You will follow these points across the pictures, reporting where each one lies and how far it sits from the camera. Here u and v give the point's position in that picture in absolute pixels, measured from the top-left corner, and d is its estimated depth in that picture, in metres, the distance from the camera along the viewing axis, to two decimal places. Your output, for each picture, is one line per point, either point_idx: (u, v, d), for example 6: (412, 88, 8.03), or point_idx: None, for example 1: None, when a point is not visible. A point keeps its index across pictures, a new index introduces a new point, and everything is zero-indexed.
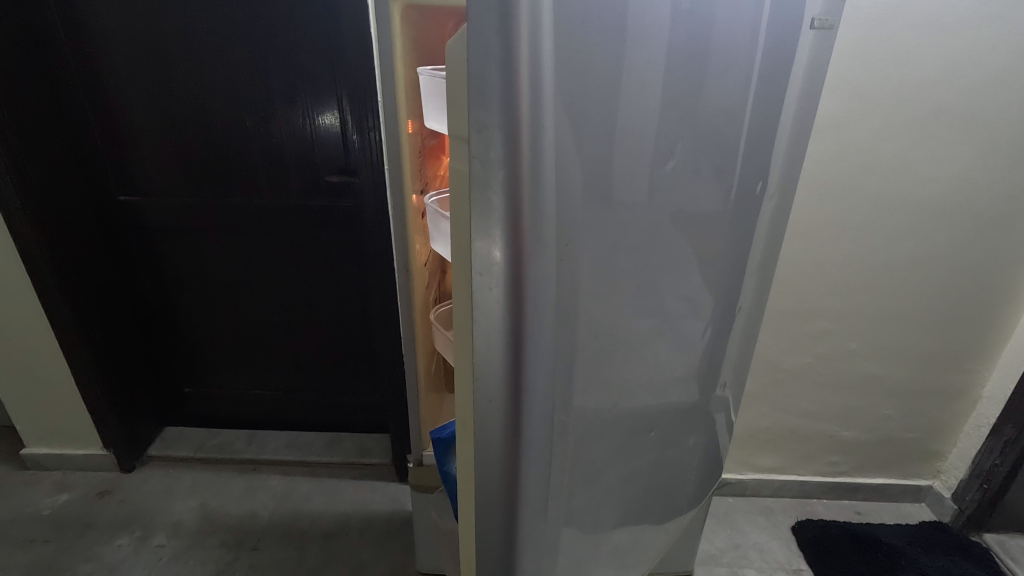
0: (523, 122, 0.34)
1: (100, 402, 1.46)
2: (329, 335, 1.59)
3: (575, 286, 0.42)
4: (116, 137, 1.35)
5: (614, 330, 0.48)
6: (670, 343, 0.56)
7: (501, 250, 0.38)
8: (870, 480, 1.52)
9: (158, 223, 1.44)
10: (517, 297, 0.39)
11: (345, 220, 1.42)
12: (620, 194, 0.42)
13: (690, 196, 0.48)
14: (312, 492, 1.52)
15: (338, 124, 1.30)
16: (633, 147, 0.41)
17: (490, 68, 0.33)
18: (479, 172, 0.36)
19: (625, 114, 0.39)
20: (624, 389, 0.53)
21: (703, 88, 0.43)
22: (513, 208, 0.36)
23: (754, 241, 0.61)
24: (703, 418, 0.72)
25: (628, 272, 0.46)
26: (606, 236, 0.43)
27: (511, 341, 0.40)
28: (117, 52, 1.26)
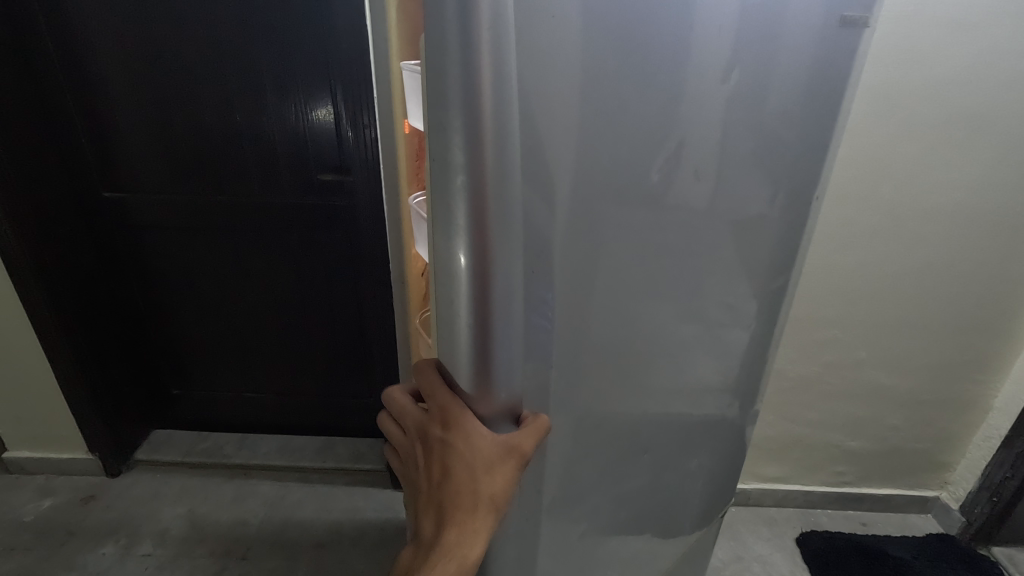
0: (487, 123, 0.30)
1: (85, 405, 1.41)
2: (322, 338, 1.54)
3: (553, 299, 0.39)
4: (101, 132, 1.29)
5: (601, 344, 0.44)
6: (675, 361, 0.52)
7: (467, 263, 0.34)
8: (875, 491, 1.48)
9: (146, 220, 1.39)
10: (486, 313, 0.35)
11: (338, 220, 1.36)
12: (608, 200, 0.38)
13: (703, 202, 0.43)
14: (303, 499, 1.48)
15: (332, 119, 1.25)
16: (627, 151, 0.37)
17: (447, 60, 0.29)
18: (444, 177, 0.32)
19: (618, 114, 0.35)
20: (633, 402, 0.51)
21: (725, 87, 0.38)
22: (477, 219, 0.32)
23: (785, 255, 0.55)
24: (712, 438, 0.68)
25: (621, 284, 0.43)
26: (591, 243, 0.39)
27: (478, 359, 0.37)
28: (100, 40, 1.20)
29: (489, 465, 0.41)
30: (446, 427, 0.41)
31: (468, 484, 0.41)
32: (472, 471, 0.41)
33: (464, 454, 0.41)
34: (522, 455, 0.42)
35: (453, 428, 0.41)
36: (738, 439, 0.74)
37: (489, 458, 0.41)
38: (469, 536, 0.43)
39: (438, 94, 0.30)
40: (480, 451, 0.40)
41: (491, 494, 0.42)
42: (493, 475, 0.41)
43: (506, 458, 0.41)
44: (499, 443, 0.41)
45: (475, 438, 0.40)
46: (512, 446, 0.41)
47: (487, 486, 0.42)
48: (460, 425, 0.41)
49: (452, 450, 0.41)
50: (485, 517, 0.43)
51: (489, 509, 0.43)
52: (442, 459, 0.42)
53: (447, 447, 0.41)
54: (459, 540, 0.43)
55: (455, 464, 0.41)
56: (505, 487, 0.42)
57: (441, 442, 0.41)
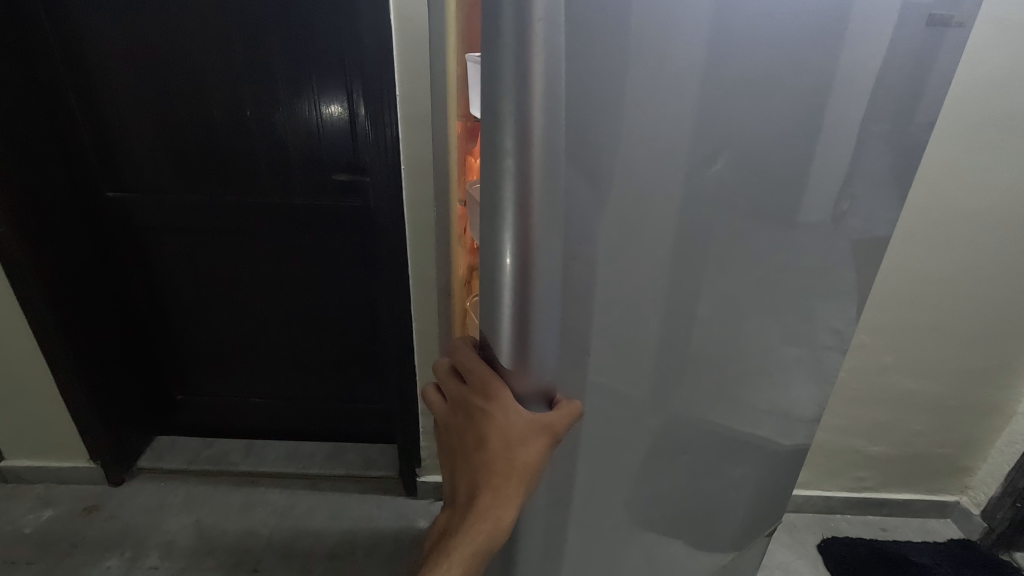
0: (538, 112, 0.34)
1: (86, 412, 1.36)
2: (332, 341, 1.50)
3: (590, 278, 0.43)
4: (103, 129, 1.24)
5: (635, 328, 0.48)
6: (709, 354, 0.54)
7: (510, 242, 0.38)
8: (896, 496, 1.47)
9: (150, 221, 1.34)
10: (527, 287, 0.39)
11: (351, 221, 1.32)
12: (648, 191, 0.42)
13: (739, 197, 0.45)
14: (314, 508, 1.44)
15: (347, 115, 1.20)
16: (666, 147, 0.41)
17: (504, 65, 0.33)
18: (492, 161, 0.36)
19: (657, 111, 0.39)
20: (728, 406, 0.59)
21: (764, 88, 0.41)
22: (523, 200, 0.36)
23: (834, 261, 0.55)
24: (761, 450, 0.67)
25: (657, 272, 0.46)
26: (629, 231, 0.43)
27: (516, 329, 0.41)
28: (104, 34, 1.15)
29: (524, 438, 0.43)
30: (485, 400, 0.44)
31: (501, 457, 0.44)
32: (508, 443, 0.43)
33: (501, 428, 0.43)
34: (555, 429, 0.45)
35: (491, 401, 0.44)
36: (790, 456, 0.71)
37: (524, 433, 0.43)
38: (499, 506, 0.45)
39: (491, 96, 0.34)
40: (516, 424, 0.43)
41: (525, 467, 0.44)
42: (527, 450, 0.44)
43: (540, 432, 0.44)
44: (535, 418, 0.44)
45: (512, 411, 0.43)
46: (546, 421, 0.44)
47: (520, 460, 0.44)
48: (498, 398, 0.44)
49: (489, 423, 0.44)
50: (518, 487, 0.45)
51: (520, 484, 0.45)
52: (480, 431, 0.44)
53: (486, 420, 0.44)
54: (492, 510, 0.45)
55: (491, 436, 0.44)
56: (538, 461, 0.45)
57: (480, 414, 0.44)
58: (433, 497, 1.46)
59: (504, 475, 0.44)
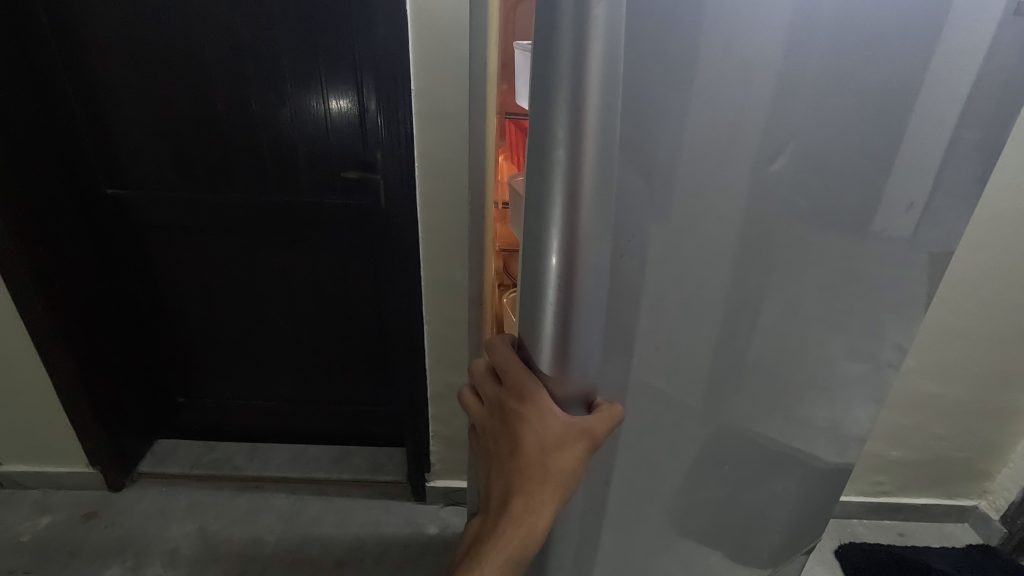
0: (594, 98, 0.31)
1: (84, 416, 1.32)
2: (338, 342, 1.46)
3: (634, 282, 0.39)
4: (101, 122, 1.19)
5: (681, 337, 0.44)
6: (758, 368, 0.49)
7: (558, 242, 0.35)
8: (914, 500, 1.44)
9: (150, 219, 1.29)
10: (575, 289, 0.36)
11: (360, 219, 1.27)
12: (706, 190, 0.38)
13: (806, 199, 0.41)
14: (321, 514, 1.40)
15: (355, 108, 1.16)
16: (731, 144, 0.36)
17: (559, 45, 0.30)
18: (542, 152, 0.33)
19: (724, 101, 0.35)
20: (781, 420, 0.55)
21: (841, 77, 0.36)
22: (571, 196, 0.33)
23: (908, 275, 0.51)
24: (805, 464, 0.63)
25: (707, 280, 0.42)
26: (678, 232, 0.39)
27: (560, 336, 0.38)
28: (102, 24, 1.09)
29: (560, 443, 0.40)
30: (521, 401, 0.41)
31: (536, 461, 0.41)
32: (543, 448, 0.41)
33: (536, 431, 0.41)
34: (594, 433, 0.41)
35: (527, 404, 0.41)
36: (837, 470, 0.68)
37: (560, 438, 0.40)
38: (533, 512, 0.42)
39: (543, 81, 0.31)
40: (552, 428, 0.40)
41: (561, 472, 0.41)
42: (563, 455, 0.41)
43: (578, 436, 0.41)
44: (572, 421, 0.40)
45: (549, 414, 0.40)
46: (584, 424, 0.41)
47: (555, 465, 0.41)
48: (535, 401, 0.41)
49: (524, 426, 0.41)
50: (554, 493, 0.42)
51: (556, 488, 0.42)
52: (515, 433, 0.41)
53: (520, 422, 0.41)
54: (525, 516, 0.42)
55: (525, 439, 0.41)
56: (575, 466, 0.42)
57: (513, 416, 0.41)
58: (443, 502, 1.43)
59: (539, 480, 0.42)
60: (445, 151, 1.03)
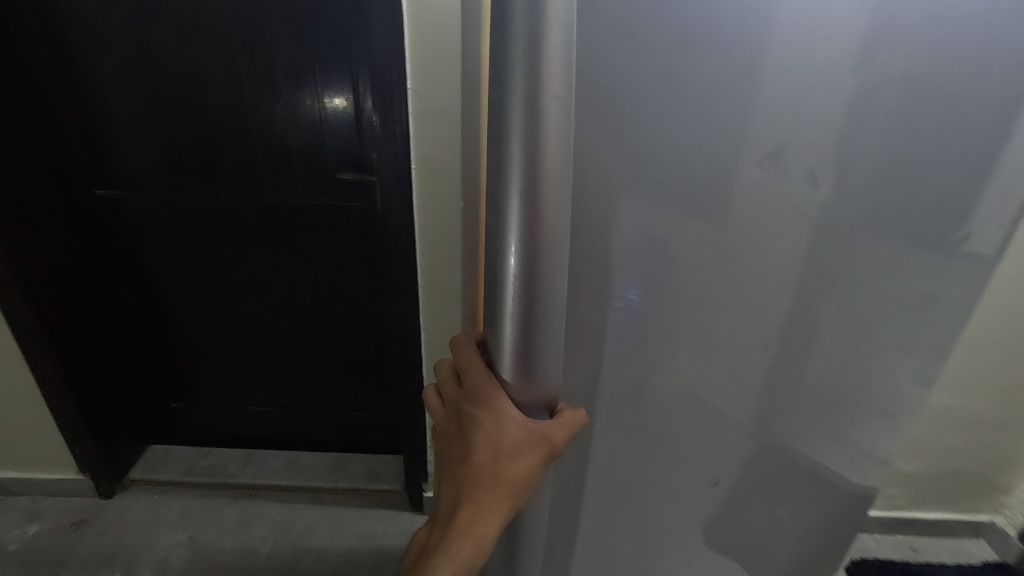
0: (555, 100, 0.28)
1: (74, 423, 1.29)
2: (335, 347, 1.42)
3: (599, 291, 0.38)
4: (92, 122, 1.16)
5: (647, 350, 0.41)
6: (745, 393, 0.45)
7: (516, 241, 0.31)
8: (928, 515, 1.39)
9: (142, 220, 1.25)
10: (536, 305, 0.33)
11: (357, 223, 1.23)
12: (671, 197, 0.36)
13: (792, 208, 0.38)
14: (316, 524, 1.36)
15: (352, 108, 1.12)
16: (682, 148, 0.35)
17: (515, 25, 0.28)
18: (501, 160, 0.30)
19: (681, 104, 0.34)
20: (811, 447, 0.51)
21: (808, 80, 0.34)
22: (531, 191, 0.30)
23: (939, 294, 0.46)
24: (833, 496, 0.57)
25: (666, 293, 0.39)
26: (699, 240, 0.38)
27: (519, 349, 0.34)
28: (91, 20, 1.06)
29: (515, 450, 0.36)
30: (476, 405, 0.37)
31: (487, 470, 0.37)
32: (496, 454, 0.36)
33: (490, 437, 0.36)
34: (553, 441, 0.37)
35: (483, 408, 0.37)
36: (866, 505, 0.62)
37: (514, 444, 0.36)
38: (482, 526, 0.38)
39: (498, 70, 0.29)
40: (506, 434, 0.36)
41: (513, 483, 0.37)
42: (518, 464, 0.36)
43: (535, 443, 0.37)
44: (530, 427, 0.36)
45: (504, 419, 0.36)
46: (542, 430, 0.37)
47: (508, 475, 0.37)
48: (491, 405, 0.37)
49: (477, 432, 0.37)
50: (504, 505, 0.38)
51: (507, 500, 0.38)
52: (468, 438, 0.37)
53: (474, 427, 0.37)
54: (472, 531, 0.38)
55: (477, 445, 0.37)
56: (531, 477, 0.37)
57: (468, 420, 0.37)
58: None
59: (488, 490, 0.37)
60: (442, 153, 0.99)
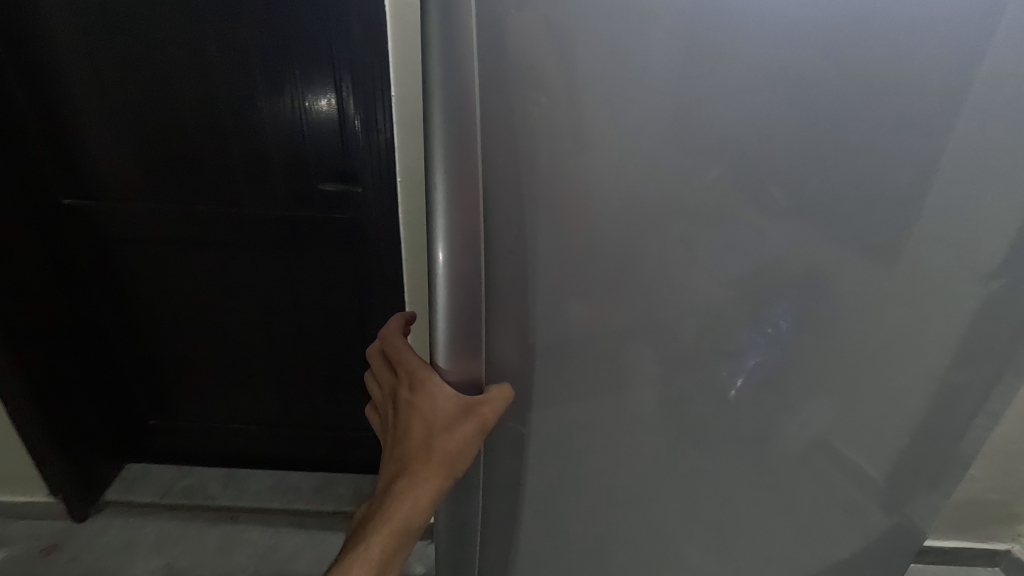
0: (472, 106, 0.37)
1: (41, 445, 1.22)
2: (321, 363, 1.35)
3: (524, 288, 0.41)
4: (58, 128, 1.08)
5: (799, 370, 0.46)
6: (878, 418, 0.49)
7: (442, 235, 0.40)
8: (941, 543, 1.33)
9: (114, 232, 1.18)
10: (464, 273, 0.40)
11: (341, 235, 1.15)
12: (810, 224, 0.40)
13: (870, 231, 0.41)
14: (299, 549, 1.30)
15: (335, 110, 1.03)
16: (851, 159, 0.38)
17: (434, 61, 0.36)
18: (429, 164, 0.39)
19: (869, 157, 0.38)
20: (857, 476, 0.53)
21: (945, 89, 0.37)
22: (458, 192, 0.39)
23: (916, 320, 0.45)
24: (843, 528, 0.57)
25: (816, 310, 0.44)
26: (871, 277, 0.43)
27: (452, 313, 0.42)
28: (55, 20, 0.99)
29: (448, 423, 0.44)
30: (414, 389, 0.45)
31: (425, 442, 0.44)
32: (432, 428, 0.44)
33: (427, 412, 0.44)
34: (486, 414, 0.43)
35: (421, 385, 0.44)
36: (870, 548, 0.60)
37: (447, 417, 0.44)
38: (421, 489, 0.45)
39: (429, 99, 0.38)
40: (440, 409, 0.44)
41: (447, 453, 0.44)
42: (451, 437, 0.44)
43: (467, 416, 0.43)
44: (461, 401, 0.43)
45: (437, 398, 0.44)
46: (474, 405, 0.43)
47: (443, 446, 0.44)
48: (427, 383, 0.44)
49: (418, 406, 0.45)
50: (439, 473, 0.45)
51: (443, 468, 0.45)
52: (408, 415, 0.45)
53: (412, 406, 0.45)
54: (411, 493, 0.46)
55: (416, 421, 0.45)
56: (466, 447, 0.44)
57: (408, 402, 0.45)
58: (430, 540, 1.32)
59: (425, 460, 0.45)
60: None
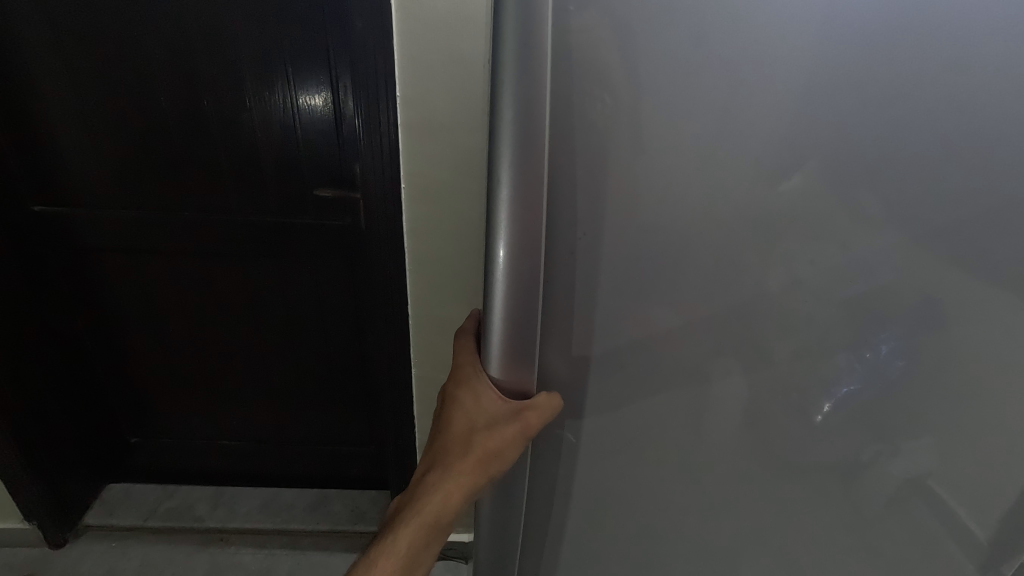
0: (544, 89, 0.32)
1: (15, 469, 1.13)
2: (316, 375, 1.28)
3: (587, 294, 0.38)
4: (27, 127, 1.00)
5: (877, 399, 0.43)
6: (948, 447, 0.46)
7: (504, 234, 0.35)
8: None
9: (89, 239, 1.10)
10: (524, 278, 0.35)
11: (336, 242, 1.09)
12: (897, 239, 0.38)
13: (957, 253, 0.38)
14: (295, 571, 1.24)
15: (330, 106, 0.96)
16: (943, 183, 0.36)
17: (506, 37, 0.32)
18: (493, 156, 0.34)
19: (964, 185, 0.36)
20: (919, 506, 0.50)
21: None
22: (523, 190, 0.34)
23: (1004, 337, 0.41)
24: (907, 563, 0.53)
25: (893, 332, 0.41)
26: (951, 300, 0.40)
27: (509, 321, 0.37)
28: (21, 9, 0.90)
29: (490, 423, 0.39)
30: (458, 383, 0.41)
31: (463, 439, 0.40)
32: (472, 426, 0.40)
33: (470, 408, 0.40)
34: (532, 419, 0.39)
35: (465, 382, 0.40)
36: None
37: (490, 415, 0.39)
38: (452, 489, 0.41)
39: (494, 83, 0.33)
40: (483, 408, 0.39)
41: (485, 454, 0.40)
42: (492, 437, 0.39)
43: (510, 420, 0.39)
44: (506, 405, 0.39)
45: (481, 394, 0.39)
46: (519, 408, 0.39)
47: (483, 444, 0.40)
48: (471, 380, 0.40)
49: (457, 404, 0.41)
50: (474, 475, 0.40)
51: (479, 469, 0.40)
52: (450, 410, 0.41)
53: (455, 400, 0.41)
54: (440, 491, 0.41)
55: (457, 418, 0.41)
56: (505, 451, 0.40)
57: (451, 396, 0.41)
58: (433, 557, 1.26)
59: (460, 458, 0.40)
60: (437, 169, 0.85)
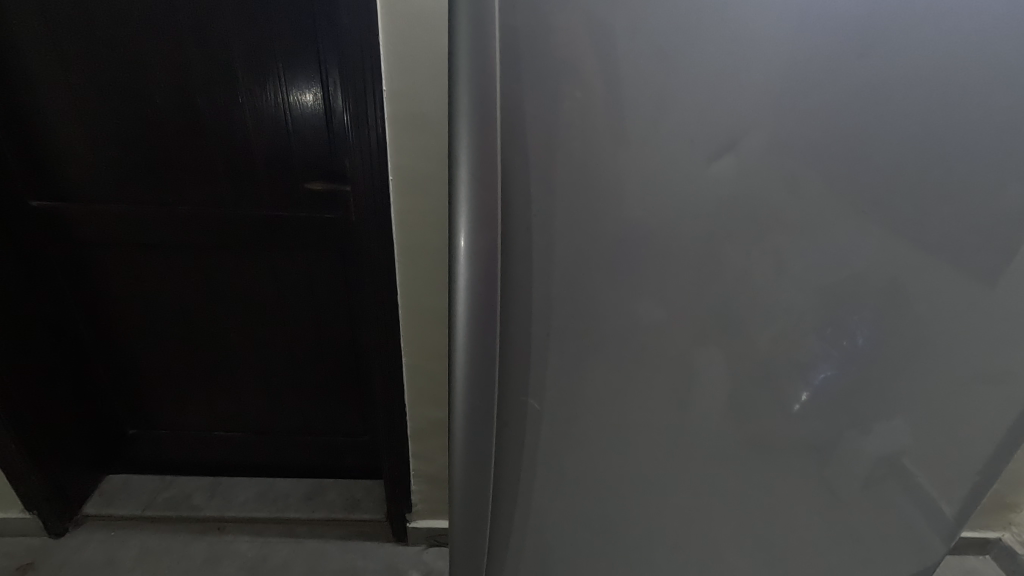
0: (496, 73, 0.34)
1: (15, 459, 1.15)
2: (308, 367, 1.30)
3: (545, 270, 0.38)
4: (21, 124, 1.02)
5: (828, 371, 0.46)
6: (892, 415, 0.50)
7: (464, 213, 0.36)
8: None
9: (85, 235, 1.12)
10: (485, 257, 0.36)
11: (328, 235, 1.12)
12: (840, 219, 0.40)
13: (891, 232, 0.42)
14: (291, 559, 1.26)
15: (321, 103, 0.99)
16: (874, 165, 0.39)
17: (461, 26, 0.34)
18: (452, 138, 0.36)
19: (891, 167, 0.39)
20: (872, 474, 0.53)
21: (962, 114, 0.39)
22: (480, 170, 0.35)
23: (928, 306, 0.45)
24: (862, 528, 0.57)
25: (839, 307, 0.43)
26: (889, 275, 0.43)
27: (472, 299, 0.37)
28: (16, 8, 0.92)
29: None
30: None
31: None
32: None
33: None
34: None
35: None
36: (887, 547, 0.60)
37: None
38: None
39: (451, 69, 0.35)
40: None
41: None
42: None
43: None
44: None
45: None
46: None
47: None
48: None
49: None
50: None
51: None
52: None
53: None
54: None
55: None
56: None
57: None
58: (426, 544, 1.29)
59: None
60: (423, 161, 0.88)
